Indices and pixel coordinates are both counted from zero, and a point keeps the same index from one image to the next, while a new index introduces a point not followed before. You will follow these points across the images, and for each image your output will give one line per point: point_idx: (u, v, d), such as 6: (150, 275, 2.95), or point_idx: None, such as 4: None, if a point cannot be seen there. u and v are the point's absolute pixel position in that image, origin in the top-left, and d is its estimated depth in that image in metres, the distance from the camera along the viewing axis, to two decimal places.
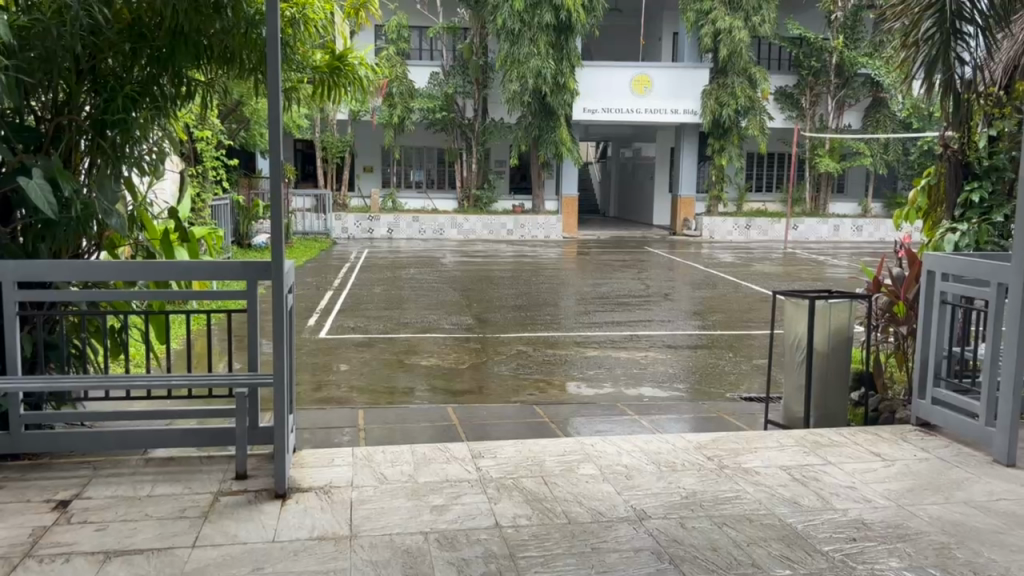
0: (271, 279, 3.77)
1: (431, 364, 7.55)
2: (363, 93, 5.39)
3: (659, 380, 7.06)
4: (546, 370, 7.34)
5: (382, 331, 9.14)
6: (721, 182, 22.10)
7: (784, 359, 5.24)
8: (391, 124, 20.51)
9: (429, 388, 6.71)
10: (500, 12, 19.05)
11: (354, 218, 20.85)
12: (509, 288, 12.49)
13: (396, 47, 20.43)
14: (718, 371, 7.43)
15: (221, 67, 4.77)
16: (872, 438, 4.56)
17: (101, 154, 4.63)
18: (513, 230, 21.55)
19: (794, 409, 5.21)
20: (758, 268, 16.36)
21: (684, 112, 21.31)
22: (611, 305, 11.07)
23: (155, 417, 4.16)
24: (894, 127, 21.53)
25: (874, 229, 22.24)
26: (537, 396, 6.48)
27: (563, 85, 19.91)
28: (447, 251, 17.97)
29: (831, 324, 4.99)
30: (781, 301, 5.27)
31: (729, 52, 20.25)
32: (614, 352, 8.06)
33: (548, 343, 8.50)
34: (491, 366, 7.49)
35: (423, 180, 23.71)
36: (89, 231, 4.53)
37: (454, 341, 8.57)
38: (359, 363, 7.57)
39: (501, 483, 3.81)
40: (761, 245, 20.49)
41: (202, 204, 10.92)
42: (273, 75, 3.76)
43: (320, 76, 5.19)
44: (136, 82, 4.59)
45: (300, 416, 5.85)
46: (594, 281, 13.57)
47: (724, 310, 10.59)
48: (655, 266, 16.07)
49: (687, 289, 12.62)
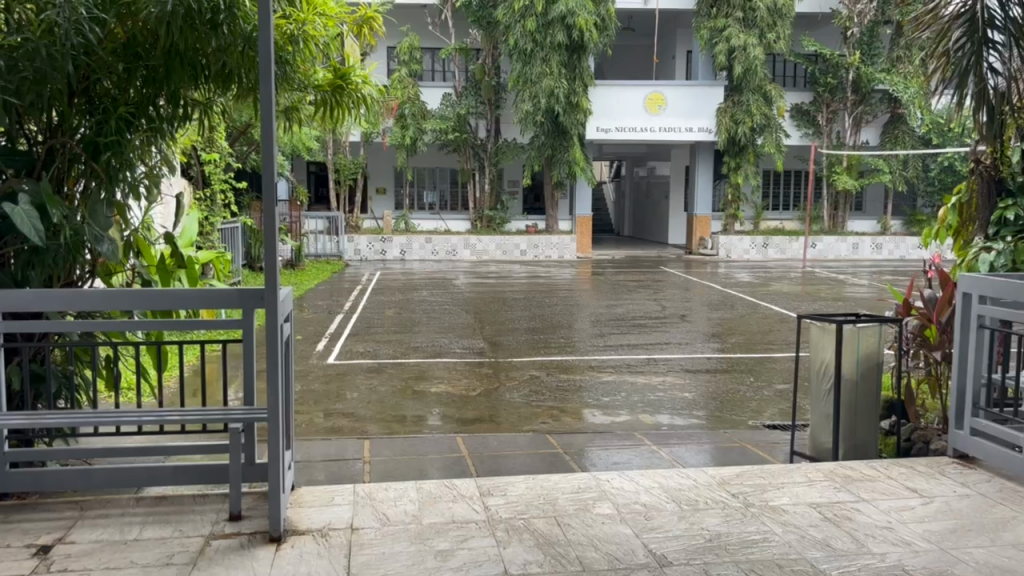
0: (264, 305, 3.58)
1: (442, 391, 7.32)
2: (366, 113, 5.23)
3: (678, 407, 6.79)
4: (560, 397, 7.09)
5: (392, 356, 8.92)
6: (737, 201, 21.77)
7: (810, 386, 4.97)
8: (403, 145, 20.36)
9: (439, 417, 6.48)
10: (511, 31, 19.04)
11: (366, 240, 20.73)
12: (522, 310, 12.26)
13: (408, 68, 20.37)
14: (740, 397, 7.15)
15: (219, 87, 4.62)
16: (907, 472, 4.29)
17: (95, 178, 4.47)
18: (527, 251, 21.36)
19: (822, 439, 4.93)
20: (776, 288, 16.07)
21: (700, 130, 21.13)
22: (626, 327, 10.82)
23: (147, 452, 3.96)
24: (913, 143, 21.21)
25: (895, 247, 21.84)
26: (551, 425, 6.23)
27: (576, 104, 19.75)
28: (460, 273, 17.77)
29: (860, 348, 4.72)
30: (806, 323, 5.00)
31: (744, 70, 20.06)
32: (631, 377, 7.80)
33: (563, 368, 8.25)
34: (504, 392, 7.25)
35: (436, 202, 23.55)
36: (80, 257, 4.35)
37: (465, 366, 8.34)
38: (367, 390, 7.35)
39: (511, 525, 3.57)
40: (779, 264, 20.16)
41: (211, 228, 10.79)
42: (266, 93, 3.59)
43: (322, 96, 5.01)
44: (130, 102, 4.44)
45: (304, 447, 5.63)
46: (609, 302, 13.31)
47: (743, 332, 10.31)
48: (671, 287, 15.81)
49: (704, 310, 12.36)
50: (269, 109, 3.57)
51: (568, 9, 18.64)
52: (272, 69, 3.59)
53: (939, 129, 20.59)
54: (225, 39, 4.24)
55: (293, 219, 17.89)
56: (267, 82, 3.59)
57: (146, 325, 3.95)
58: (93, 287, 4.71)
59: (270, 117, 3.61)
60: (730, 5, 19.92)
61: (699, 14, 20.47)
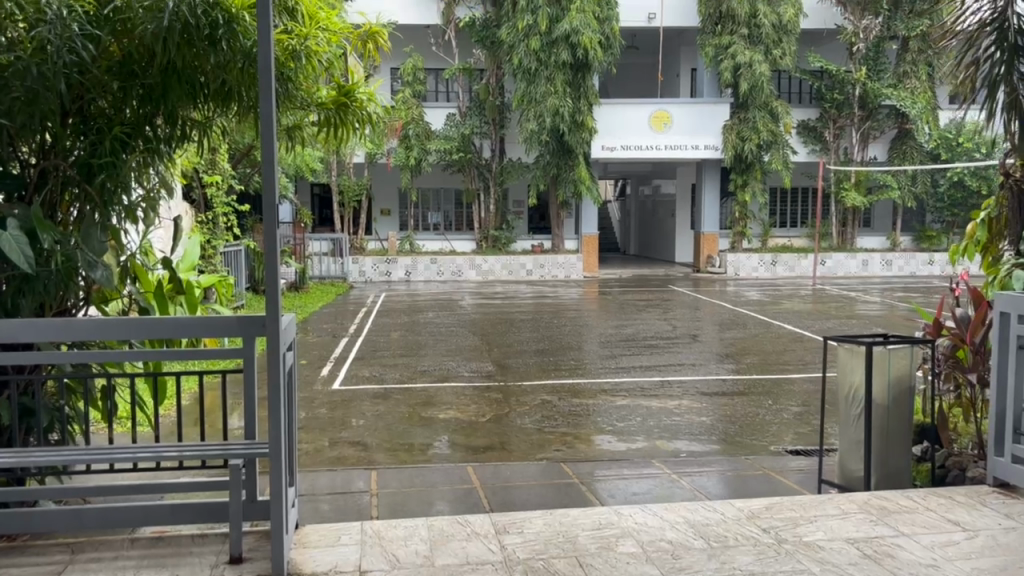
0: (265, 333, 3.38)
1: (451, 417, 7.09)
2: (371, 132, 5.02)
3: (695, 432, 6.55)
4: (573, 422, 6.86)
5: (398, 381, 8.69)
6: (744, 219, 21.57)
7: (838, 412, 4.74)
8: (408, 166, 20.24)
9: (448, 445, 6.25)
10: (515, 51, 18.97)
11: (371, 261, 20.54)
12: (530, 331, 12.03)
13: (412, 89, 20.28)
14: (760, 421, 6.90)
15: (218, 107, 4.45)
16: (946, 503, 4.05)
17: (89, 202, 4.29)
18: (533, 270, 21.16)
19: (851, 467, 4.69)
20: (787, 306, 15.83)
21: (706, 147, 20.97)
22: (637, 348, 10.57)
23: (143, 489, 3.74)
24: (921, 158, 21.01)
25: (905, 263, 21.57)
26: (565, 452, 5.99)
27: (581, 123, 19.65)
28: (466, 294, 17.55)
29: (891, 372, 4.50)
30: (833, 344, 4.78)
31: (750, 86, 19.93)
32: (645, 401, 7.56)
33: (574, 391, 8.01)
34: (515, 418, 7.01)
35: (440, 223, 23.40)
36: (73, 284, 4.17)
37: (473, 390, 8.10)
38: (373, 417, 7.11)
39: (529, 565, 3.34)
40: (788, 282, 19.92)
41: (213, 251, 10.63)
42: (267, 107, 3.42)
43: (326, 114, 4.82)
44: (126, 122, 4.27)
45: (309, 478, 5.40)
46: (618, 322, 13.08)
47: (757, 352, 10.07)
48: (680, 306, 15.56)
49: (715, 330, 12.12)
50: (269, 124, 3.39)
51: (572, 28, 18.55)
52: (272, 82, 3.41)
53: (947, 144, 20.42)
54: (225, 55, 4.07)
55: (297, 241, 17.73)
56: (267, 96, 3.41)
57: (141, 354, 3.75)
58: (87, 315, 4.52)
59: (271, 132, 3.44)
60: (735, 22, 19.83)
61: (704, 32, 20.42)
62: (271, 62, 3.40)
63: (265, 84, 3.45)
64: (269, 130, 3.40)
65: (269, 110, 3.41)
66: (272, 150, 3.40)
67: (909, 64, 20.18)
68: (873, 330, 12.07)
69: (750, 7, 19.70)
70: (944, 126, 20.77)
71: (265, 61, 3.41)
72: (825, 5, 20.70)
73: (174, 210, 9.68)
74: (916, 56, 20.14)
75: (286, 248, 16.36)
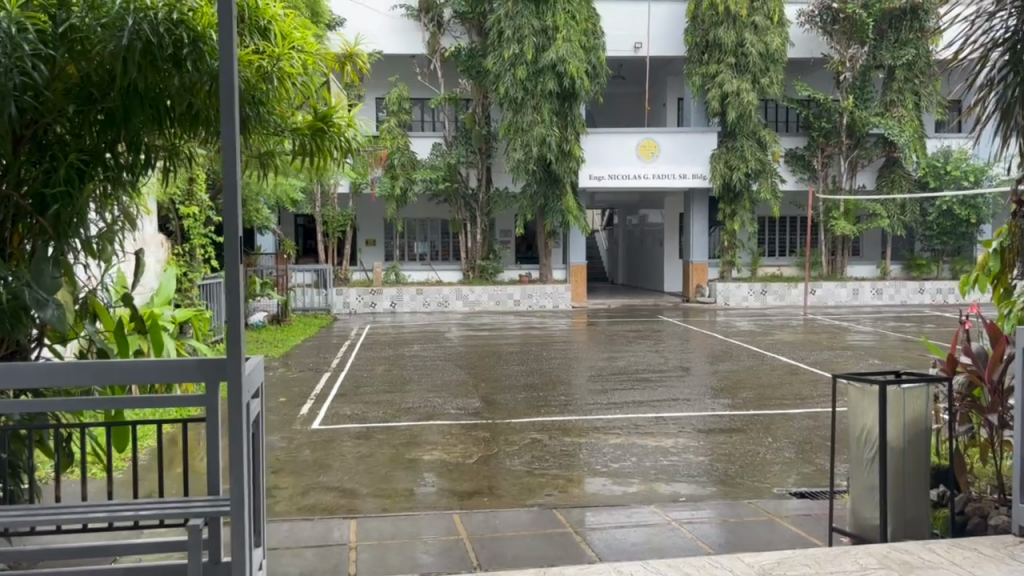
0: (226, 382, 3.06)
1: (436, 459, 6.74)
2: (350, 158, 4.73)
3: (694, 474, 6.22)
4: (565, 463, 6.52)
5: (381, 419, 8.32)
6: (733, 248, 21.40)
7: (849, 455, 4.45)
8: (393, 196, 19.99)
9: (433, 490, 5.89)
10: (501, 80, 18.81)
11: (356, 292, 20.17)
12: (518, 365, 11.69)
13: (398, 119, 20.04)
14: (760, 460, 6.58)
15: (186, 133, 4.15)
16: (972, 556, 3.75)
17: (42, 235, 3.97)
18: (520, 300, 20.87)
19: (864, 514, 4.38)
20: (778, 336, 15.59)
21: (693, 176, 20.85)
22: (629, 382, 10.25)
23: (95, 551, 3.39)
24: (910, 187, 20.95)
25: (896, 291, 21.41)
26: (557, 497, 5.65)
27: (568, 152, 19.52)
28: (453, 325, 17.22)
29: (905, 414, 4.24)
30: (843, 383, 4.50)
31: (738, 115, 19.88)
32: (639, 440, 7.23)
33: (565, 429, 7.68)
34: (503, 459, 6.67)
35: (427, 253, 23.11)
36: (19, 326, 3.85)
37: (460, 428, 7.75)
38: (354, 460, 6.75)
39: None
40: (779, 311, 19.70)
41: (191, 284, 10.25)
42: (229, 136, 3.12)
43: (301, 141, 4.52)
44: (85, 148, 3.97)
45: (282, 529, 5.04)
46: (608, 354, 12.76)
47: (752, 386, 9.76)
48: (670, 337, 15.28)
49: (707, 362, 11.82)
50: (232, 155, 3.09)
51: (558, 56, 18.43)
52: (235, 108, 3.11)
53: (936, 172, 20.38)
54: (191, 77, 3.77)
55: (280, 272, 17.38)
56: (228, 123, 3.11)
57: (97, 403, 3.40)
58: (42, 357, 4.19)
59: (234, 164, 3.14)
60: (721, 51, 19.80)
61: (690, 61, 20.39)
62: (233, 86, 3.11)
63: (226, 112, 3.16)
64: (231, 161, 3.10)
65: (231, 138, 3.10)
66: (233, 183, 3.10)
67: (895, 93, 20.16)
68: (870, 360, 11.81)
69: (737, 35, 19.65)
70: (932, 155, 20.76)
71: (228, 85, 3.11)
72: (811, 34, 20.84)
73: (148, 242, 9.34)
74: (902, 85, 20.11)
75: (268, 280, 16.00)
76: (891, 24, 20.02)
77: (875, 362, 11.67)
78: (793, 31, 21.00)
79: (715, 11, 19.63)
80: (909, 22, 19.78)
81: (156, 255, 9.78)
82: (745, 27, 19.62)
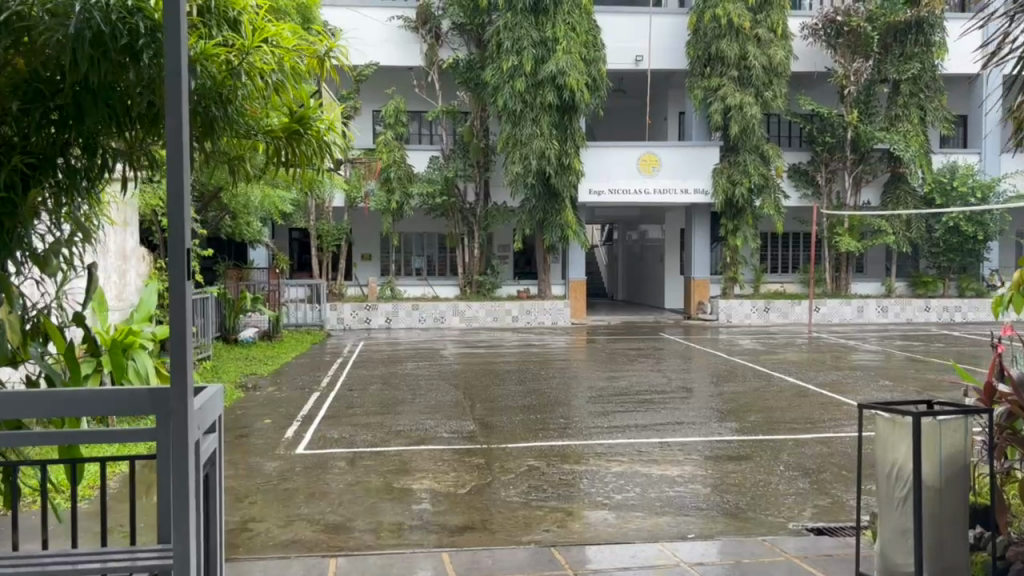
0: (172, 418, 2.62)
1: (426, 488, 6.30)
2: (328, 163, 4.40)
3: (703, 507, 5.78)
4: (564, 494, 6.09)
5: (370, 443, 7.89)
6: (735, 264, 20.96)
7: (878, 494, 4.04)
8: (389, 210, 19.60)
9: (420, 525, 5.44)
10: (500, 93, 18.49)
11: (350, 307, 19.72)
12: (515, 385, 11.25)
13: (394, 132, 19.67)
14: (773, 491, 6.15)
15: (148, 135, 3.73)
16: None
17: None
18: (518, 317, 20.45)
19: (897, 560, 3.94)
20: (782, 355, 15.17)
21: (695, 191, 20.53)
22: (631, 403, 9.82)
23: None
24: (915, 204, 20.58)
25: (901, 309, 21.02)
26: (555, 533, 5.22)
27: (568, 166, 19.14)
28: (449, 342, 16.79)
29: (942, 450, 3.82)
30: (872, 414, 4.10)
31: (741, 129, 19.54)
32: (643, 468, 6.80)
33: (564, 456, 7.24)
34: (498, 489, 6.23)
35: (424, 267, 22.74)
36: None
37: (452, 454, 7.32)
38: (338, 489, 6.30)
39: None
40: (782, 329, 19.30)
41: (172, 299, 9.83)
42: (175, 134, 2.65)
43: (275, 144, 4.17)
44: (31, 149, 3.55)
45: (253, 569, 4.58)
46: (608, 374, 12.34)
47: (760, 409, 9.33)
48: (670, 355, 14.86)
49: (710, 383, 11.39)
50: (179, 155, 2.61)
51: (558, 69, 18.10)
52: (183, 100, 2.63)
53: (942, 188, 20.00)
54: (147, 71, 3.36)
55: (272, 287, 17.00)
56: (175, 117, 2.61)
57: (37, 439, 2.93)
58: None
59: (182, 166, 2.66)
60: (724, 64, 19.48)
61: (692, 74, 20.08)
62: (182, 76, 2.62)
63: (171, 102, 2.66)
64: (179, 163, 2.62)
65: (178, 136, 2.61)
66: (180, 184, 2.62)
67: (901, 107, 19.83)
68: (879, 381, 11.39)
69: (740, 48, 19.32)
70: (937, 171, 20.46)
71: (175, 73, 2.63)
72: (814, 47, 20.65)
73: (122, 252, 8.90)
74: (908, 100, 19.78)
75: (260, 295, 15.59)
76: (896, 38, 19.77)
77: (886, 384, 11.25)
78: (796, 44, 20.79)
79: (717, 23, 19.30)
80: (913, 37, 19.55)
81: (136, 269, 9.36)
82: (748, 39, 19.30)
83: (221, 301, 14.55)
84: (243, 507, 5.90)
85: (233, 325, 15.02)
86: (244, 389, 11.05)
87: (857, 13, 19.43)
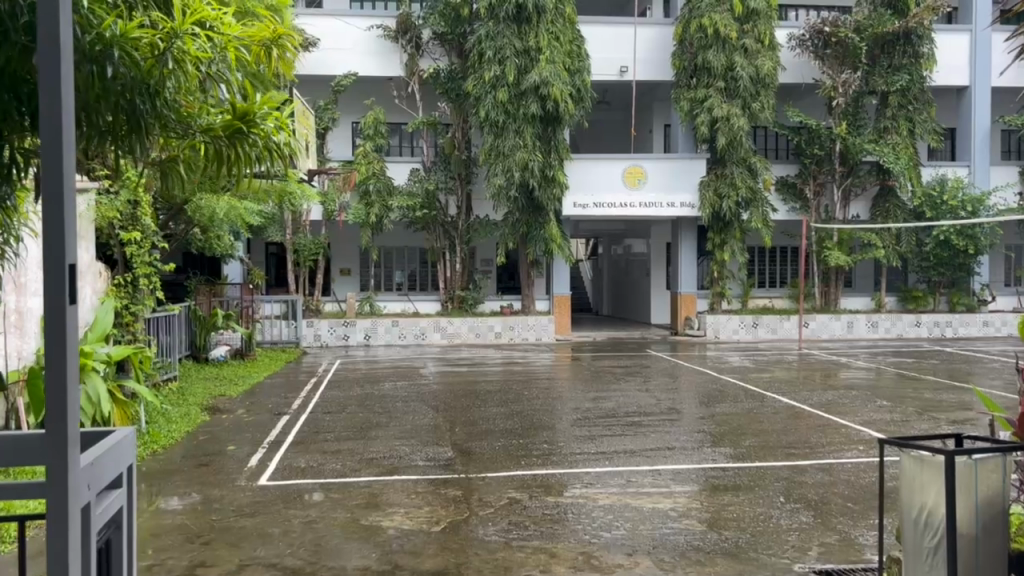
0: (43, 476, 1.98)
1: (398, 525, 5.76)
2: (273, 165, 3.94)
3: (700, 547, 5.27)
4: (548, 532, 5.56)
5: (340, 473, 7.33)
6: (722, 279, 20.57)
7: (904, 544, 3.58)
8: (368, 224, 19.03)
9: (388, 570, 4.90)
10: (482, 103, 18.07)
11: (328, 324, 19.14)
12: (497, 406, 10.71)
13: (373, 143, 19.16)
14: (775, 528, 5.65)
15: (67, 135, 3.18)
16: None
17: None
18: (501, 333, 19.91)
19: None
20: (771, 372, 14.74)
21: (682, 205, 20.15)
22: (618, 426, 9.32)
23: None
24: (904, 217, 20.29)
25: (892, 324, 20.66)
26: None
27: (551, 178, 18.66)
28: (429, 360, 16.24)
29: (978, 493, 3.36)
30: (896, 454, 3.63)
31: (728, 141, 19.14)
32: (632, 501, 6.28)
33: (547, 487, 6.73)
34: (476, 527, 5.69)
35: (404, 282, 22.25)
36: None
37: (427, 486, 6.78)
38: (300, 528, 5.74)
39: None
40: (771, 346, 18.91)
41: (134, 319, 9.17)
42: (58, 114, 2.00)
43: (216, 144, 3.72)
44: None
45: None
46: (594, 394, 11.83)
47: (754, 433, 8.84)
48: (658, 373, 14.37)
49: (701, 404, 10.88)
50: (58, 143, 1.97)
51: (541, 79, 17.69)
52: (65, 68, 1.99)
53: (932, 202, 19.68)
54: None
55: (245, 303, 16.40)
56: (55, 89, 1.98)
57: None
58: None
59: (66, 153, 2.01)
60: (711, 75, 19.12)
61: (678, 86, 19.73)
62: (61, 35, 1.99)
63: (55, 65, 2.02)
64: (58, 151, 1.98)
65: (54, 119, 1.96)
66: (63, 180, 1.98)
67: (889, 120, 19.60)
68: (877, 401, 10.94)
69: (726, 59, 18.95)
70: (927, 184, 20.15)
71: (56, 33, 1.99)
72: (802, 58, 20.38)
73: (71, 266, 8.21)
74: (896, 112, 19.55)
75: (232, 313, 15.03)
76: (884, 49, 19.56)
77: (884, 404, 10.78)
78: (783, 55, 20.50)
79: (703, 34, 18.98)
80: (902, 47, 19.31)
81: (93, 287, 8.69)
82: (735, 50, 18.95)
83: (191, 319, 13.97)
84: (193, 549, 5.34)
85: (204, 343, 14.41)
86: (211, 412, 10.44)
87: (844, 24, 19.21)
